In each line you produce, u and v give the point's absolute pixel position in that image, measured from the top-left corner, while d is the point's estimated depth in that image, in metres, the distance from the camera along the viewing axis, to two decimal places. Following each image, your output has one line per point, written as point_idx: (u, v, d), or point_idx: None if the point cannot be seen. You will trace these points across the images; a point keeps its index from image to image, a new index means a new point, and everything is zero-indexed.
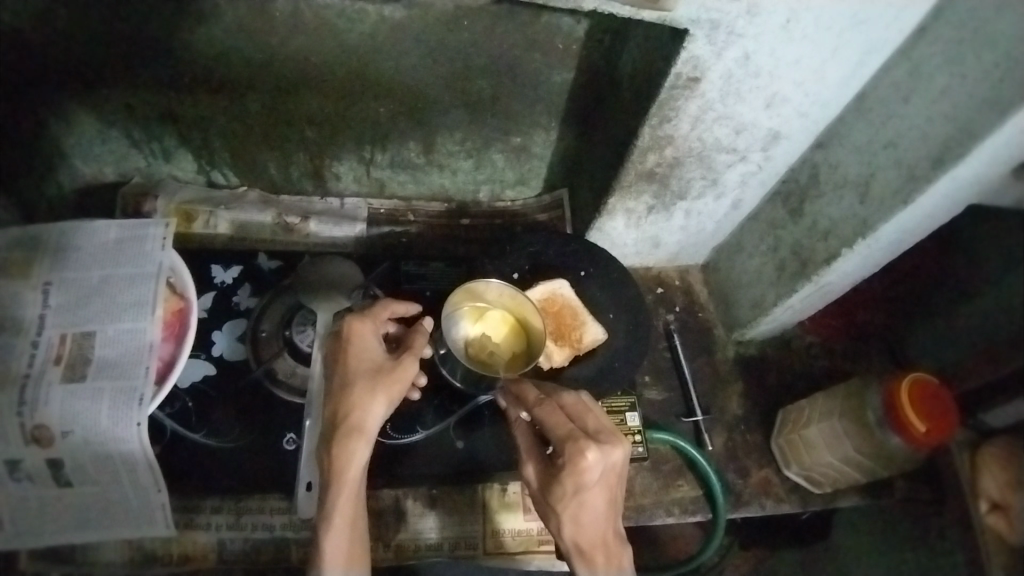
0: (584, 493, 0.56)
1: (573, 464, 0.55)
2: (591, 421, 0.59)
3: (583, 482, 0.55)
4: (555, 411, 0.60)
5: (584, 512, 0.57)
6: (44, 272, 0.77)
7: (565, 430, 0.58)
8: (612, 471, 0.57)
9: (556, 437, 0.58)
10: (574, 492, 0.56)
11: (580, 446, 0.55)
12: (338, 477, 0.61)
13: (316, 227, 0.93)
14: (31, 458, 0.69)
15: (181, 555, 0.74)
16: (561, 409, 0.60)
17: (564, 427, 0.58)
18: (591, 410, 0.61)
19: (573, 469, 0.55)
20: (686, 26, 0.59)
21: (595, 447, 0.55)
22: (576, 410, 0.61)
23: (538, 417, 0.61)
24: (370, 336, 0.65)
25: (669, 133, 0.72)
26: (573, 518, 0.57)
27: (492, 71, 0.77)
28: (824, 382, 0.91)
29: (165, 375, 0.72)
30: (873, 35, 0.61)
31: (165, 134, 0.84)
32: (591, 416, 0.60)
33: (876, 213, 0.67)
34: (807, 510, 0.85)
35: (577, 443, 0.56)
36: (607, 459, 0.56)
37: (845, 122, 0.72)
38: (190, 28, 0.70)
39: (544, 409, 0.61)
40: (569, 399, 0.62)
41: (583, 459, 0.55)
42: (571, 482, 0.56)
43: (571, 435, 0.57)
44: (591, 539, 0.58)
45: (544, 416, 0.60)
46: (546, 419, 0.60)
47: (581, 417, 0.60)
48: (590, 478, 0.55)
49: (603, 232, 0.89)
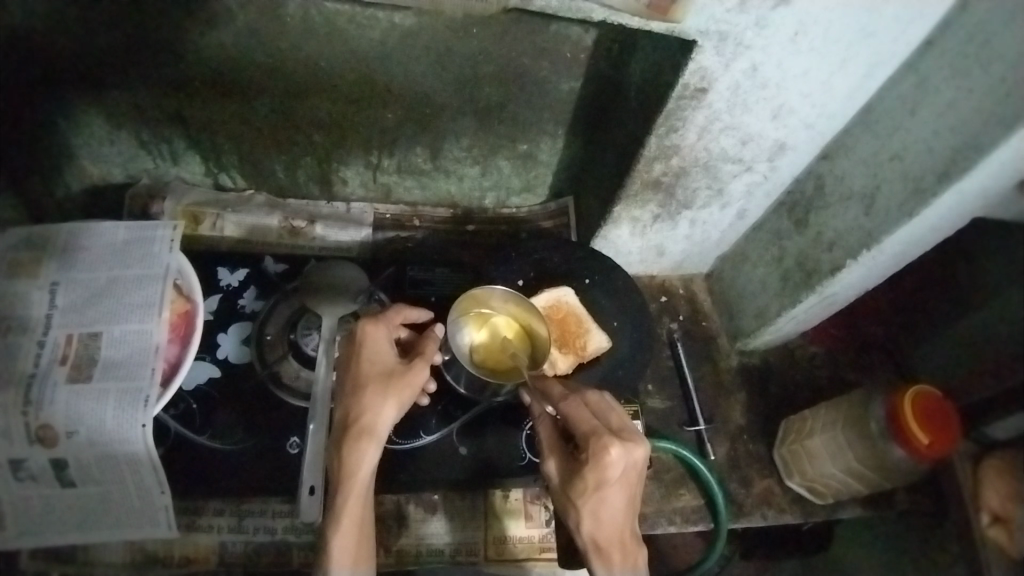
0: (605, 490, 0.57)
1: (596, 458, 0.56)
2: (614, 419, 0.60)
3: (604, 477, 0.56)
4: (579, 407, 0.61)
5: (604, 509, 0.58)
6: (52, 272, 0.77)
7: (588, 426, 0.59)
8: (633, 469, 0.57)
9: (580, 432, 0.59)
10: (594, 487, 0.57)
11: (603, 443, 0.56)
12: (348, 478, 0.61)
13: (322, 231, 0.94)
14: (36, 458, 0.70)
15: (183, 557, 0.75)
16: (585, 405, 0.61)
17: (588, 423, 0.59)
18: (614, 409, 0.62)
19: (595, 463, 0.56)
20: (694, 38, 0.59)
21: (619, 444, 0.56)
22: (599, 408, 0.62)
23: (562, 412, 0.61)
24: (383, 339, 0.67)
25: (676, 142, 0.72)
26: (592, 513, 0.58)
27: (500, 80, 0.77)
28: (826, 392, 0.92)
29: (171, 377, 0.72)
30: (880, 49, 0.62)
31: (174, 136, 0.84)
32: (614, 414, 0.61)
33: (881, 225, 0.67)
34: (809, 521, 0.85)
35: (601, 440, 0.57)
36: (629, 456, 0.56)
37: (850, 135, 0.72)
38: (201, 32, 0.70)
39: (568, 405, 0.61)
40: (593, 396, 0.63)
41: (606, 454, 0.56)
42: (592, 478, 0.57)
43: (594, 431, 0.58)
44: (609, 536, 0.59)
45: (568, 411, 0.61)
46: (570, 414, 0.61)
47: (605, 416, 0.61)
48: (612, 474, 0.56)
49: (608, 240, 0.90)
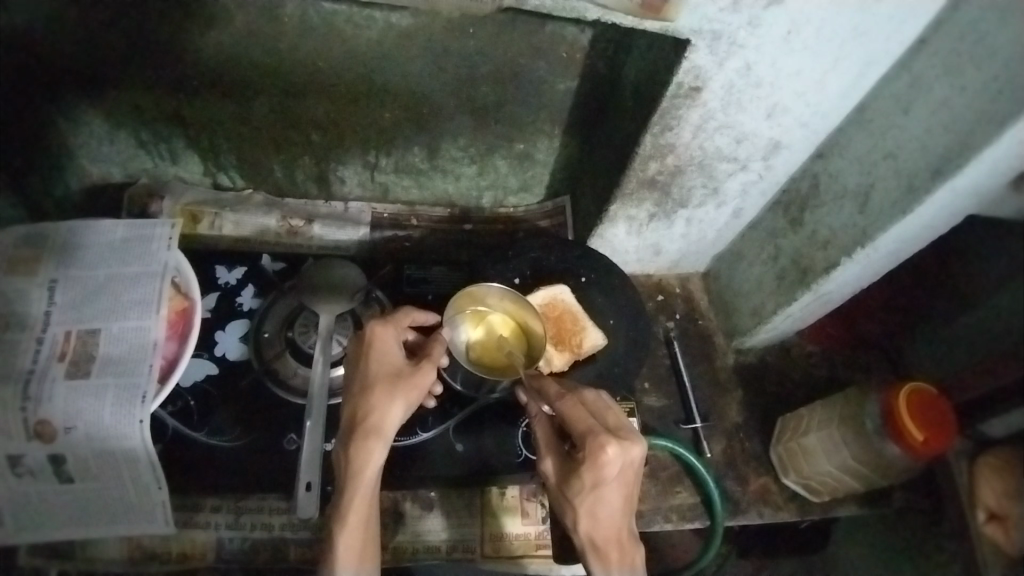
0: (602, 488, 0.57)
1: (593, 456, 0.56)
2: (611, 418, 0.60)
3: (602, 476, 0.57)
4: (575, 406, 0.61)
5: (601, 507, 0.58)
6: (50, 270, 0.78)
7: (585, 425, 0.59)
8: (631, 467, 0.58)
9: (577, 431, 0.59)
10: (592, 485, 0.57)
11: (600, 442, 0.57)
12: (354, 477, 0.61)
13: (320, 230, 0.94)
14: (34, 453, 0.70)
15: (180, 553, 0.75)
16: (581, 404, 0.62)
17: (585, 422, 0.59)
18: (611, 408, 0.62)
19: (592, 462, 0.57)
20: (688, 37, 0.60)
21: (615, 442, 0.56)
22: (597, 407, 0.62)
23: (559, 411, 0.62)
24: (391, 342, 0.67)
25: (671, 141, 0.72)
26: (589, 512, 0.58)
27: (497, 79, 0.78)
28: (823, 391, 0.92)
29: (169, 374, 0.73)
30: (873, 47, 0.62)
31: (173, 136, 0.85)
32: (612, 413, 0.61)
33: (875, 222, 0.67)
34: (806, 519, 0.85)
35: (598, 438, 0.57)
36: (626, 455, 0.57)
37: (844, 133, 0.73)
38: (201, 32, 0.71)
39: (565, 404, 0.62)
40: (589, 395, 0.63)
41: (603, 453, 0.56)
42: (590, 476, 0.57)
43: (591, 429, 0.58)
44: (607, 535, 0.59)
45: (565, 410, 0.61)
46: (567, 413, 0.61)
47: (602, 415, 0.61)
48: (609, 473, 0.56)
49: (605, 238, 0.90)
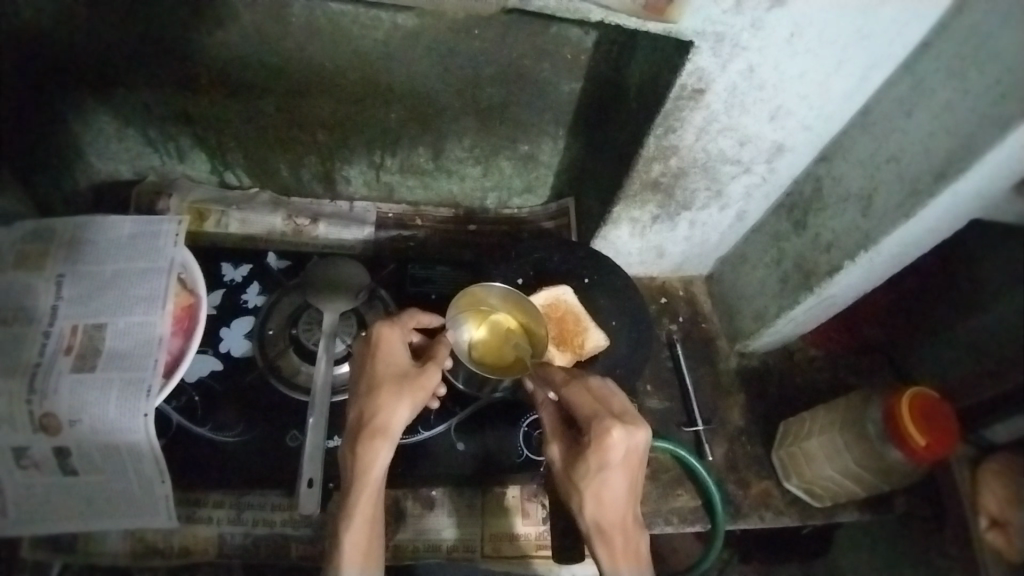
0: (607, 472, 0.57)
1: (599, 439, 0.57)
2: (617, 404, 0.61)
3: (607, 460, 0.57)
4: (581, 391, 0.61)
5: (606, 492, 0.58)
6: (58, 265, 0.79)
7: (591, 410, 0.59)
8: (636, 452, 0.58)
9: (583, 416, 0.59)
10: (597, 469, 0.57)
11: (606, 425, 0.57)
12: (360, 477, 0.62)
13: (325, 229, 0.95)
14: (39, 446, 0.71)
15: (182, 547, 0.76)
16: (587, 389, 0.62)
17: (590, 406, 0.60)
18: (616, 394, 0.62)
19: (598, 445, 0.57)
20: (691, 39, 0.60)
21: (620, 426, 0.57)
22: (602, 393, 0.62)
23: (565, 397, 0.62)
24: (398, 343, 0.67)
25: (674, 143, 0.73)
26: (595, 496, 0.58)
27: (501, 80, 0.78)
28: (826, 395, 0.92)
29: (174, 369, 0.73)
30: (876, 50, 0.62)
31: (181, 134, 0.86)
32: (617, 399, 0.61)
33: (878, 225, 0.67)
34: (807, 523, 0.84)
35: (603, 422, 0.57)
36: (631, 439, 0.57)
37: (848, 136, 0.73)
38: (209, 32, 0.71)
39: (571, 389, 0.62)
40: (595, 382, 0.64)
41: (609, 436, 0.56)
42: (595, 459, 0.57)
43: (597, 414, 0.59)
44: (612, 520, 0.59)
45: (571, 396, 0.62)
46: (573, 398, 0.61)
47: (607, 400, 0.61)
48: (614, 456, 0.57)
49: (608, 240, 0.90)
